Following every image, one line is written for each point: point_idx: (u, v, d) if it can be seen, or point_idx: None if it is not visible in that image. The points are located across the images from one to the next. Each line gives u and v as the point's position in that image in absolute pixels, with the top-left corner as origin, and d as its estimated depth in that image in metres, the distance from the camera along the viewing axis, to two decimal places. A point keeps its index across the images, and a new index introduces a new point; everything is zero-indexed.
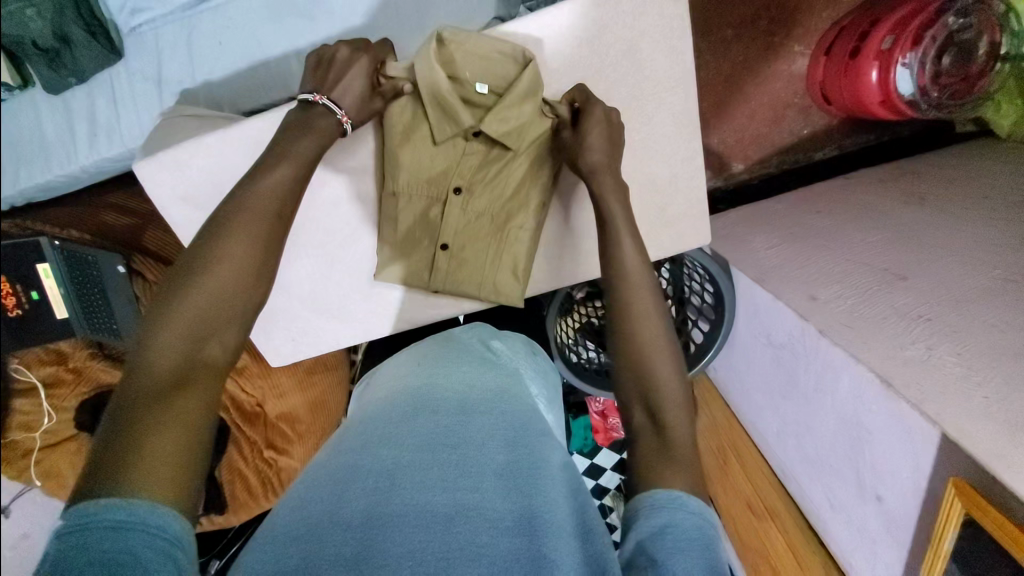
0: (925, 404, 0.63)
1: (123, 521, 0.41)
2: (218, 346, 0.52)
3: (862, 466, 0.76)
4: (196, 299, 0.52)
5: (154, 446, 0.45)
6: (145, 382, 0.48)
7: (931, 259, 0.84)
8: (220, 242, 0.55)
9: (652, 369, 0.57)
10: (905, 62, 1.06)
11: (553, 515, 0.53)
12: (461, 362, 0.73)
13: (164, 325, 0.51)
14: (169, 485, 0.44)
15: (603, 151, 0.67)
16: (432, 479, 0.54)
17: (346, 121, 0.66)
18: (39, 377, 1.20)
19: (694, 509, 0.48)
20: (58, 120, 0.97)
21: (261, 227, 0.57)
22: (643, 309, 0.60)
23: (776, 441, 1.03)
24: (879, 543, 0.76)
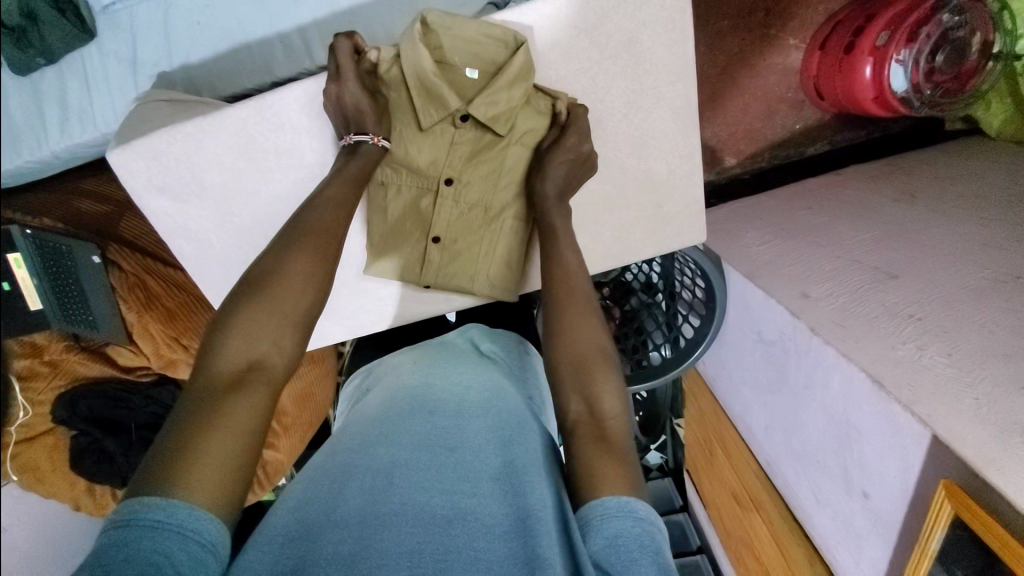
0: (917, 406, 0.63)
1: (162, 521, 0.43)
2: (274, 355, 0.57)
3: (849, 463, 0.76)
4: (256, 311, 0.57)
5: (209, 445, 0.49)
6: (211, 378, 0.53)
7: (921, 258, 0.85)
8: (276, 261, 0.60)
9: (593, 382, 0.62)
10: (899, 59, 1.05)
11: (543, 513, 0.51)
12: (456, 365, 0.73)
13: (228, 334, 0.56)
14: (214, 481, 0.47)
15: (562, 183, 0.69)
16: (431, 479, 0.53)
17: (380, 142, 0.69)
18: (15, 371, 1.19)
19: (639, 514, 0.52)
20: (25, 102, 0.91)
21: (318, 242, 0.62)
22: (577, 325, 0.65)
23: (764, 436, 1.04)
24: (865, 539, 0.78)
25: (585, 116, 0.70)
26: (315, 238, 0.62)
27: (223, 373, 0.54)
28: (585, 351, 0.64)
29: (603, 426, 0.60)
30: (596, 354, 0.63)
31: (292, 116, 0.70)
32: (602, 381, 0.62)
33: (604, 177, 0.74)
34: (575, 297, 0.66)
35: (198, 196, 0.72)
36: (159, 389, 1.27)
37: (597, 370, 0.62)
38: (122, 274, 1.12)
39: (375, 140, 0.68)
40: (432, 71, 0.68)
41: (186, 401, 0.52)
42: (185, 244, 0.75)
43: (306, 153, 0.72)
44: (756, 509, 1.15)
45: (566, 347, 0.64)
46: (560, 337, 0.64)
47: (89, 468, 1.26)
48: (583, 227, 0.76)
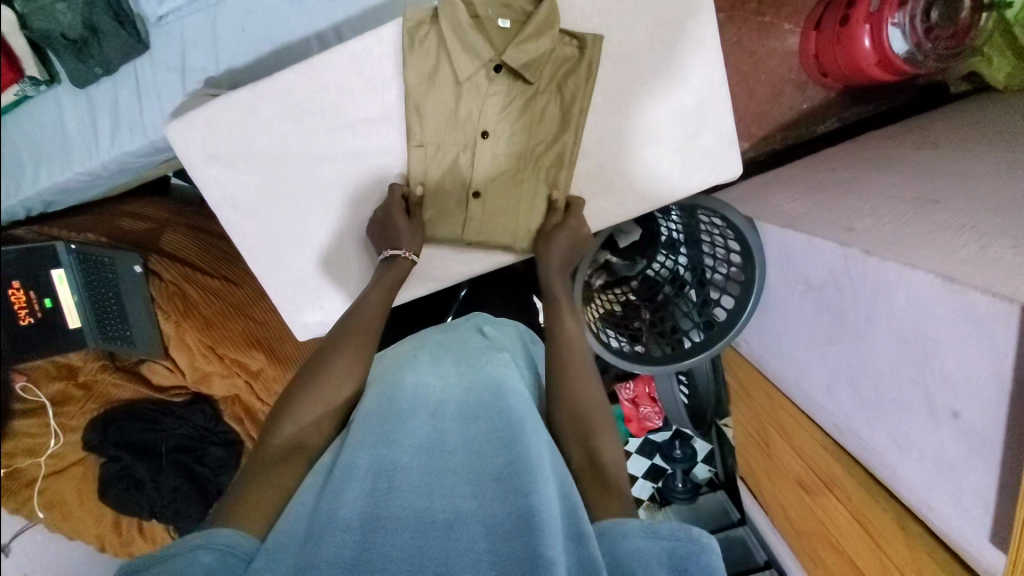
0: (995, 287, 0.59)
1: (200, 544, 0.50)
2: (316, 431, 0.66)
3: (930, 385, 0.71)
4: (306, 397, 0.66)
5: (255, 493, 0.57)
6: (268, 449, 0.63)
7: (961, 183, 0.84)
8: (327, 356, 0.70)
9: (595, 436, 0.64)
10: (895, 22, 1.10)
11: (545, 512, 0.49)
12: (463, 358, 0.72)
13: (284, 416, 0.65)
14: (254, 520, 0.54)
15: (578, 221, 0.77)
16: (433, 485, 0.55)
17: (411, 255, 0.75)
18: (48, 396, 1.14)
19: (666, 532, 0.49)
20: (80, 116, 0.97)
21: (356, 339, 0.72)
22: (578, 370, 0.70)
23: (826, 397, 0.98)
24: (962, 471, 0.70)
25: (581, 207, 0.77)
26: (356, 334, 0.72)
27: (273, 449, 0.63)
28: (586, 408, 0.67)
29: (603, 475, 0.60)
30: (596, 411, 0.66)
31: (336, 79, 0.74)
32: (604, 436, 0.65)
33: (634, 116, 0.76)
34: (570, 345, 0.72)
35: (247, 163, 0.75)
36: (191, 409, 1.25)
37: (598, 423, 0.65)
38: (161, 283, 1.15)
39: (405, 254, 0.75)
40: (467, 23, 0.72)
41: (247, 466, 0.61)
42: (233, 212, 0.77)
43: (349, 114, 0.75)
44: (829, 489, 1.06)
45: (565, 405, 0.66)
46: (561, 388, 0.68)
47: (117, 496, 1.22)
48: (619, 165, 0.78)
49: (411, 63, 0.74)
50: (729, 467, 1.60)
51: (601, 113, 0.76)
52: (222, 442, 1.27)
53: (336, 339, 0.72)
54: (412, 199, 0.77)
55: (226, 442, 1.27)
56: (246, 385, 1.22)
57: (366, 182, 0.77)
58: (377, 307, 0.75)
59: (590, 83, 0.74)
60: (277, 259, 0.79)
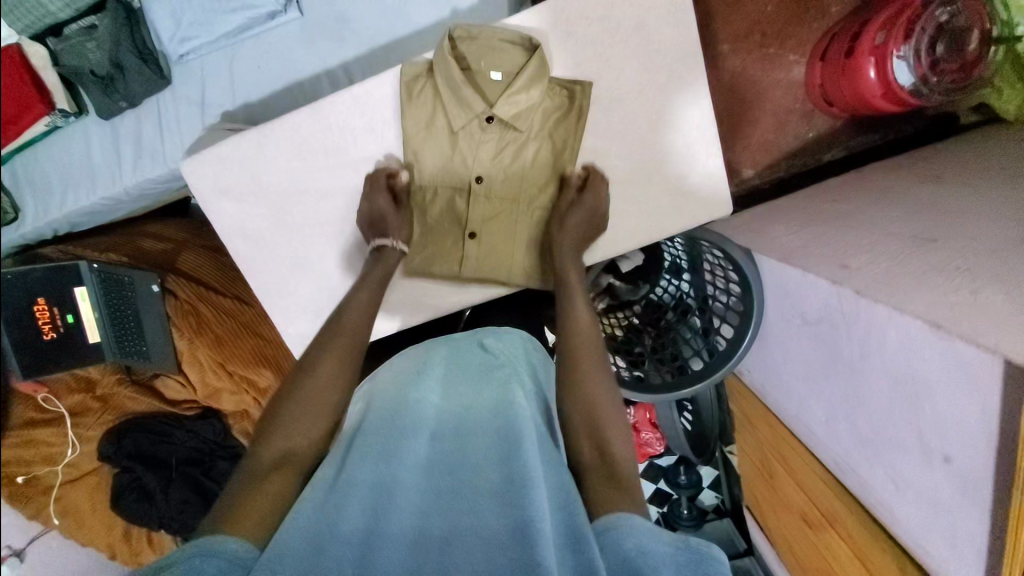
0: (982, 338, 0.59)
1: (196, 552, 0.49)
2: (307, 438, 0.64)
3: (924, 428, 0.71)
4: (294, 402, 0.65)
5: (249, 504, 0.55)
6: (258, 459, 0.61)
7: (958, 221, 0.84)
8: (315, 360, 0.69)
9: (603, 423, 0.65)
10: (901, 55, 1.10)
11: (541, 522, 0.50)
12: (459, 377, 0.73)
13: (272, 426, 0.64)
14: (252, 530, 0.53)
15: (580, 228, 0.77)
16: (432, 505, 0.56)
17: (400, 245, 0.77)
18: (66, 407, 1.21)
19: (671, 540, 0.49)
20: (105, 143, 1.03)
21: (345, 344, 0.71)
22: (589, 354, 0.71)
23: (826, 432, 0.98)
24: (956, 514, 0.69)
25: (598, 174, 0.77)
26: (347, 335, 0.72)
27: (263, 459, 0.61)
28: (595, 402, 0.67)
29: (611, 467, 0.61)
30: (604, 397, 0.67)
31: (340, 118, 0.78)
32: (613, 429, 0.65)
33: (627, 156, 0.78)
34: (580, 324, 0.73)
35: (256, 197, 0.79)
36: (202, 422, 1.29)
37: (606, 416, 0.66)
38: (177, 302, 1.20)
39: (393, 244, 0.77)
40: (460, 79, 0.74)
41: (237, 477, 0.59)
42: (241, 243, 0.81)
43: (351, 152, 0.79)
44: (830, 525, 1.05)
45: (574, 400, 0.67)
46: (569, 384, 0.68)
47: (128, 507, 1.26)
48: (609, 204, 0.80)
49: (409, 113, 0.78)
50: (734, 496, 1.57)
51: (594, 152, 0.78)
52: (229, 456, 1.32)
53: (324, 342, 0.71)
54: (398, 185, 0.77)
55: (232, 455, 1.32)
56: (254, 402, 1.25)
57: (363, 201, 0.79)
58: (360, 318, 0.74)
59: (581, 126, 0.77)
60: (282, 287, 0.82)
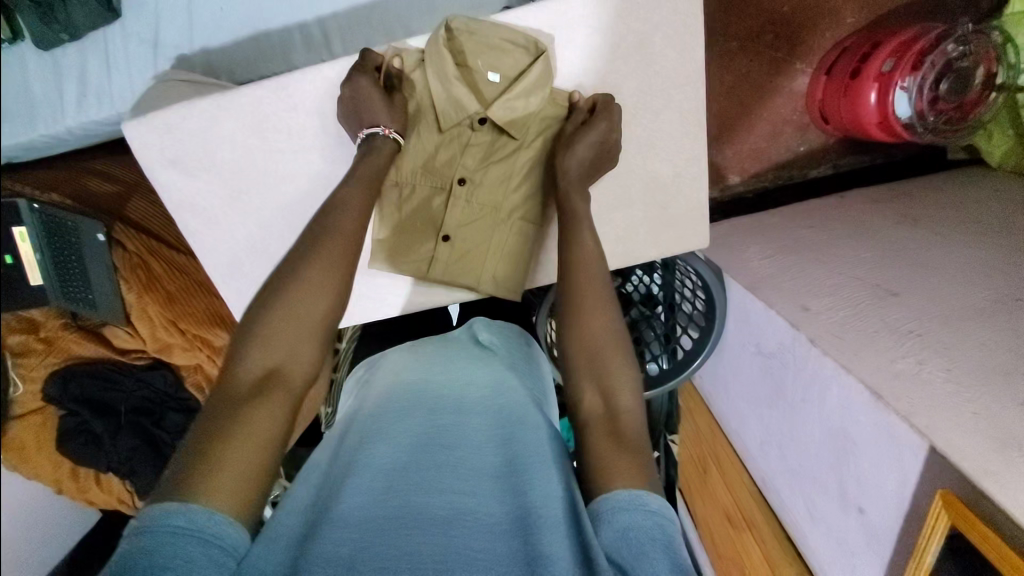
0: (915, 417, 0.63)
1: (185, 528, 0.45)
2: (291, 360, 0.60)
3: (846, 478, 0.76)
4: (278, 320, 0.59)
5: (232, 443, 0.52)
6: (239, 383, 0.57)
7: (920, 276, 0.86)
8: (300, 270, 0.62)
9: (607, 368, 0.63)
10: (904, 86, 1.07)
11: (546, 511, 0.52)
12: (456, 359, 0.74)
13: (254, 344, 0.59)
14: (236, 479, 0.50)
15: (585, 158, 0.69)
16: (430, 482, 0.55)
17: (390, 134, 0.70)
18: (8, 346, 1.15)
19: (654, 507, 0.52)
20: (46, 77, 0.93)
21: (337, 248, 0.64)
22: (594, 291, 0.66)
23: (759, 453, 1.03)
24: (859, 555, 0.76)
25: (613, 107, 0.70)
26: (336, 242, 0.64)
27: (245, 382, 0.57)
28: (600, 344, 0.64)
29: (616, 423, 0.60)
30: (609, 337, 0.64)
31: (310, 96, 0.72)
32: (617, 366, 0.63)
33: (611, 175, 0.75)
34: (582, 256, 0.67)
35: (209, 173, 0.74)
36: (152, 373, 1.25)
37: (611, 354, 0.64)
38: (124, 253, 1.13)
39: (385, 132, 0.70)
40: (453, 75, 0.72)
41: (216, 404, 0.55)
42: (191, 219, 0.76)
43: (319, 136, 0.73)
44: (748, 529, 1.14)
45: (576, 340, 0.65)
46: (569, 324, 0.66)
47: (75, 450, 1.24)
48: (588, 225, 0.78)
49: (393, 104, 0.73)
50: None
51: None
52: (182, 409, 1.29)
53: (311, 247, 0.64)
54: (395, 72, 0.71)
55: (185, 408, 1.29)
56: (209, 360, 1.23)
57: (339, 109, 0.71)
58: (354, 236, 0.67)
59: None
60: (236, 268, 0.79)
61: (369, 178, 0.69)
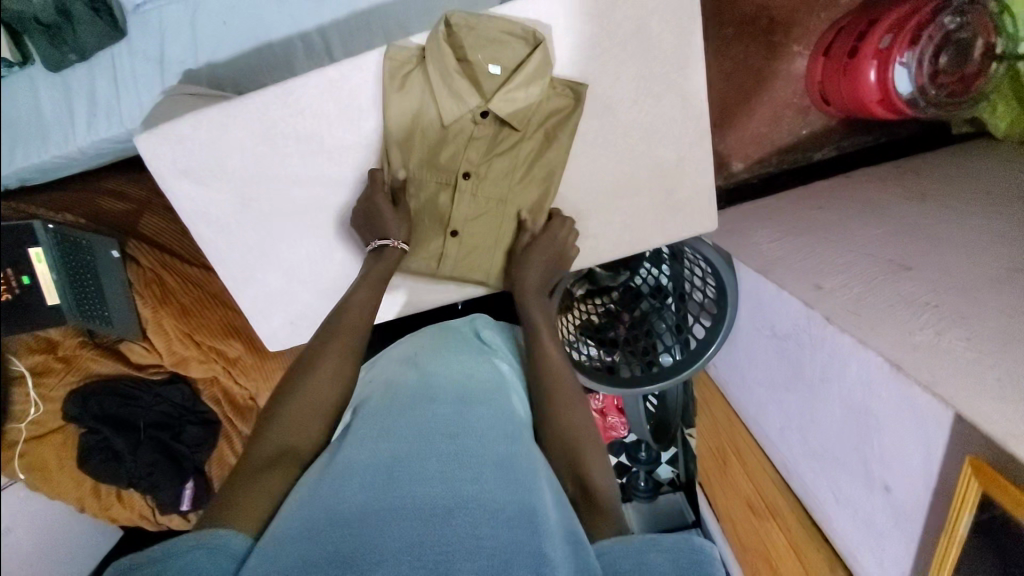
0: (937, 386, 0.62)
1: (198, 544, 0.52)
2: (304, 438, 0.67)
3: (869, 456, 0.75)
4: (298, 399, 0.68)
5: (248, 494, 0.59)
6: (257, 451, 0.64)
7: (933, 249, 0.85)
8: (319, 357, 0.71)
9: (585, 460, 0.66)
10: (902, 62, 1.08)
11: (546, 516, 0.55)
12: (459, 357, 0.78)
13: (275, 421, 0.66)
14: (249, 520, 0.56)
15: (540, 274, 0.76)
16: (433, 472, 0.58)
17: (398, 245, 0.75)
18: (27, 366, 1.11)
19: (669, 544, 0.52)
20: (56, 97, 0.95)
21: (344, 343, 0.73)
22: (563, 392, 0.72)
23: (779, 437, 1.02)
24: (886, 534, 0.75)
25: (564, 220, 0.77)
26: (342, 337, 0.73)
27: (263, 451, 0.64)
28: (576, 431, 0.69)
29: (592, 496, 0.63)
30: (584, 432, 0.68)
31: (315, 99, 0.73)
32: (591, 457, 0.67)
33: (616, 163, 0.76)
34: (550, 359, 0.74)
35: (221, 181, 0.75)
36: (170, 387, 1.27)
37: (581, 442, 0.67)
38: (139, 269, 1.16)
39: (393, 245, 0.75)
40: (454, 69, 0.72)
41: (238, 469, 0.62)
42: (205, 229, 0.77)
43: (326, 139, 0.75)
44: (771, 516, 1.12)
45: (551, 426, 0.69)
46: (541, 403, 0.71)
47: (97, 467, 1.26)
48: (596, 213, 0.78)
49: (392, 103, 0.73)
50: (690, 472, 1.65)
51: (584, 159, 0.76)
52: (200, 421, 1.32)
53: (326, 337, 0.73)
54: (393, 185, 0.75)
55: (203, 421, 1.32)
56: (225, 371, 1.24)
57: (352, 217, 0.77)
58: (363, 302, 0.76)
59: (573, 133, 0.74)
60: (250, 275, 0.80)
61: (373, 280, 0.77)
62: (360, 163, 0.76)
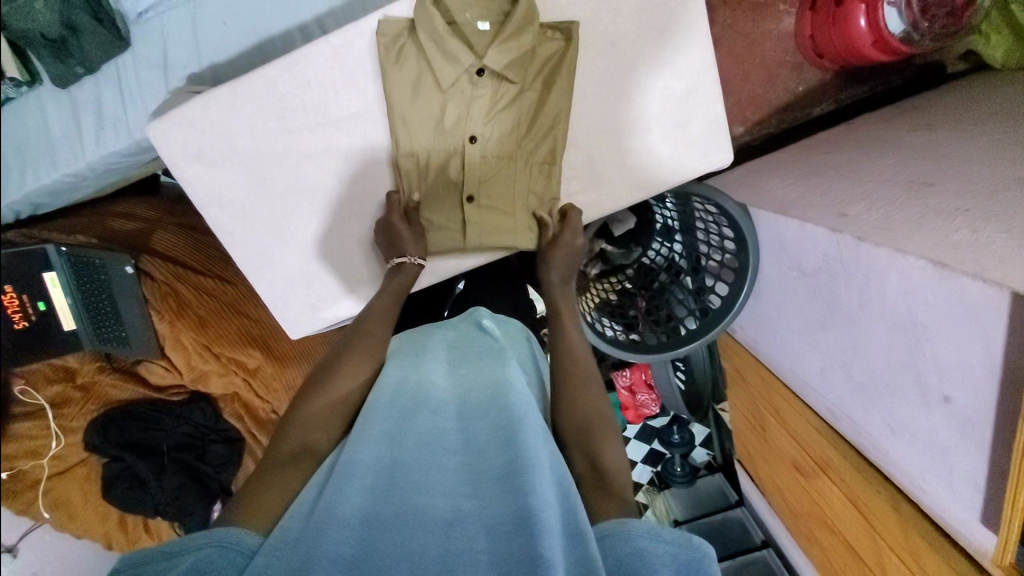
0: (986, 273, 0.60)
1: (210, 540, 0.50)
2: (322, 435, 0.65)
3: (923, 369, 0.72)
4: (321, 399, 0.68)
5: (267, 489, 0.58)
6: (279, 449, 0.63)
7: (952, 164, 0.84)
8: (342, 361, 0.72)
9: (599, 446, 0.63)
10: (891, 2, 1.09)
11: (545, 513, 0.49)
12: (464, 355, 0.74)
13: (295, 422, 0.66)
14: (264, 511, 0.55)
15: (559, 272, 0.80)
16: (434, 482, 0.56)
17: (413, 260, 0.76)
18: (47, 398, 1.12)
19: (671, 537, 0.49)
20: (65, 117, 0.99)
21: (366, 344, 0.73)
22: (582, 379, 0.70)
23: (821, 381, 0.99)
24: (952, 452, 0.72)
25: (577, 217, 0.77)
26: (364, 339, 0.74)
27: (285, 449, 0.63)
28: (593, 418, 0.66)
29: (605, 479, 0.60)
30: (597, 420, 0.66)
31: (320, 72, 0.74)
32: (607, 444, 0.64)
33: (626, 103, 0.76)
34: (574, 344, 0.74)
35: (232, 162, 0.75)
36: (191, 407, 1.24)
37: (600, 432, 0.65)
38: (153, 283, 1.15)
39: (409, 260, 0.76)
40: (445, 31, 0.72)
41: (262, 468, 0.61)
42: (220, 212, 0.77)
43: (333, 109, 0.75)
44: (823, 471, 1.07)
45: (569, 410, 0.66)
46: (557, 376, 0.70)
47: (120, 496, 1.21)
48: (610, 155, 0.78)
49: (391, 75, 0.74)
50: (726, 451, 1.59)
51: (589, 101, 0.76)
52: (224, 439, 1.27)
53: (349, 341, 0.74)
54: (408, 206, 0.77)
55: (227, 438, 1.27)
56: (245, 382, 1.22)
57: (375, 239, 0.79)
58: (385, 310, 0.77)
59: (572, 76, 0.74)
60: (267, 258, 0.79)
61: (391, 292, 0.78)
62: (370, 130, 0.76)
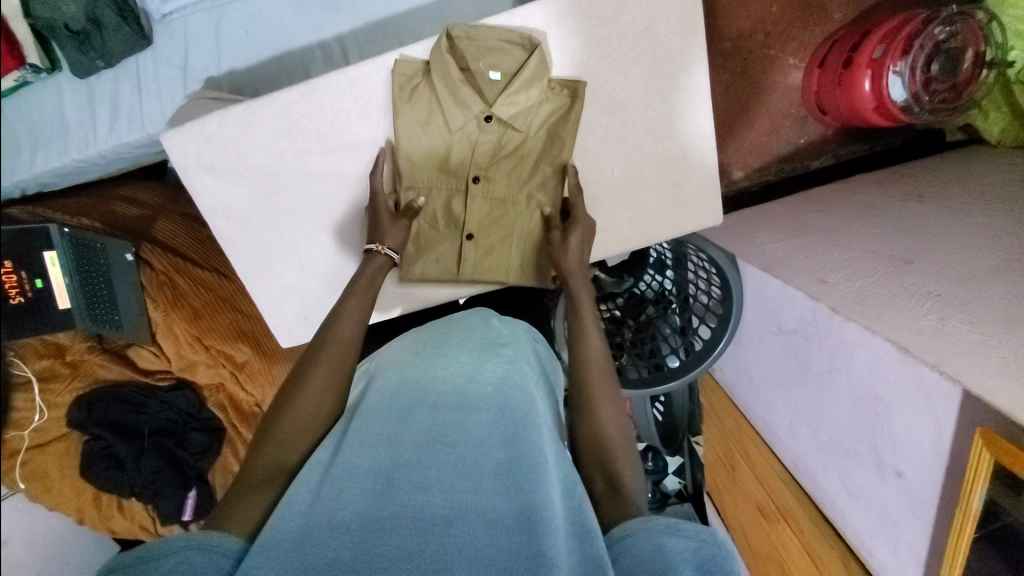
0: (944, 365, 0.63)
1: (189, 544, 0.49)
2: (294, 450, 0.62)
3: (879, 442, 0.75)
4: (293, 413, 0.64)
5: (242, 508, 0.55)
6: (250, 471, 0.60)
7: (932, 242, 0.87)
8: (309, 373, 0.67)
9: (614, 462, 0.62)
10: (896, 70, 1.11)
11: (547, 512, 0.51)
12: (459, 349, 0.71)
13: (265, 441, 0.62)
14: (242, 524, 0.54)
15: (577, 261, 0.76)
16: (432, 478, 0.54)
17: (379, 250, 0.76)
18: (35, 371, 1.15)
19: (690, 532, 0.51)
20: (79, 103, 1.01)
21: (334, 355, 0.69)
22: (600, 389, 0.67)
23: (788, 435, 1.02)
24: (901, 524, 0.75)
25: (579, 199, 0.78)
26: (334, 349, 0.69)
27: (256, 471, 0.60)
28: (612, 436, 0.64)
29: (620, 493, 0.58)
30: (618, 435, 0.64)
31: (335, 101, 0.77)
32: (622, 461, 0.62)
33: (625, 161, 0.79)
34: (591, 360, 0.69)
35: (241, 176, 0.78)
36: (176, 393, 1.25)
37: (618, 450, 0.63)
38: (152, 273, 1.17)
39: (379, 248, 0.76)
40: (457, 78, 0.75)
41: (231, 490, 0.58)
42: (225, 222, 0.80)
43: (345, 136, 0.78)
44: (784, 521, 1.09)
45: (586, 426, 0.65)
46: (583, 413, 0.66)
47: (98, 475, 1.23)
48: (606, 207, 0.81)
49: (402, 115, 0.77)
50: (697, 482, 1.52)
51: (590, 152, 0.79)
52: (205, 428, 1.29)
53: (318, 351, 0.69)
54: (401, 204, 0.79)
55: (208, 427, 1.29)
56: (231, 375, 1.24)
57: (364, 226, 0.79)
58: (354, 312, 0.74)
59: (575, 127, 0.77)
60: (266, 269, 0.82)
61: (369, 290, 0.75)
62: (375, 160, 0.79)
